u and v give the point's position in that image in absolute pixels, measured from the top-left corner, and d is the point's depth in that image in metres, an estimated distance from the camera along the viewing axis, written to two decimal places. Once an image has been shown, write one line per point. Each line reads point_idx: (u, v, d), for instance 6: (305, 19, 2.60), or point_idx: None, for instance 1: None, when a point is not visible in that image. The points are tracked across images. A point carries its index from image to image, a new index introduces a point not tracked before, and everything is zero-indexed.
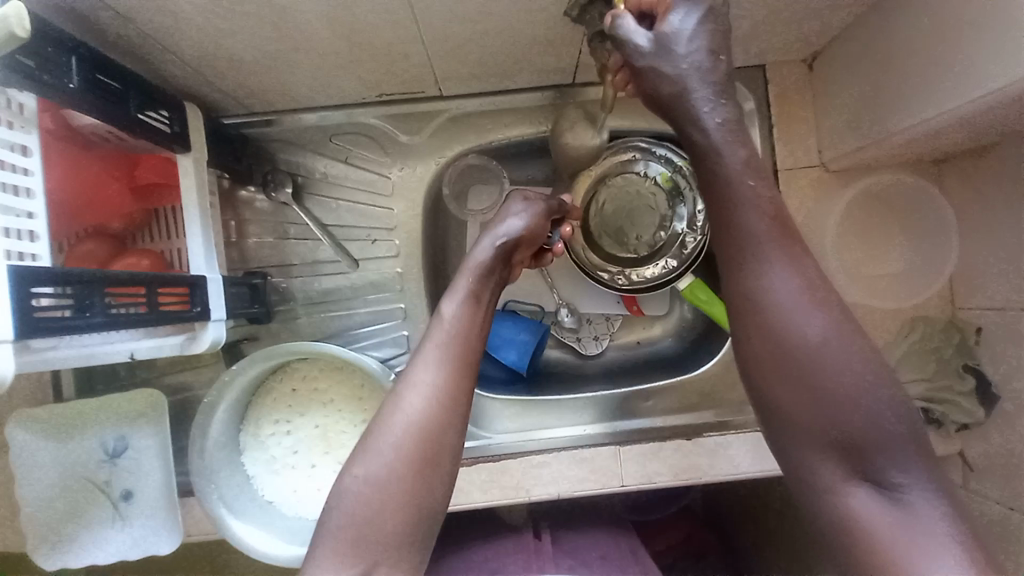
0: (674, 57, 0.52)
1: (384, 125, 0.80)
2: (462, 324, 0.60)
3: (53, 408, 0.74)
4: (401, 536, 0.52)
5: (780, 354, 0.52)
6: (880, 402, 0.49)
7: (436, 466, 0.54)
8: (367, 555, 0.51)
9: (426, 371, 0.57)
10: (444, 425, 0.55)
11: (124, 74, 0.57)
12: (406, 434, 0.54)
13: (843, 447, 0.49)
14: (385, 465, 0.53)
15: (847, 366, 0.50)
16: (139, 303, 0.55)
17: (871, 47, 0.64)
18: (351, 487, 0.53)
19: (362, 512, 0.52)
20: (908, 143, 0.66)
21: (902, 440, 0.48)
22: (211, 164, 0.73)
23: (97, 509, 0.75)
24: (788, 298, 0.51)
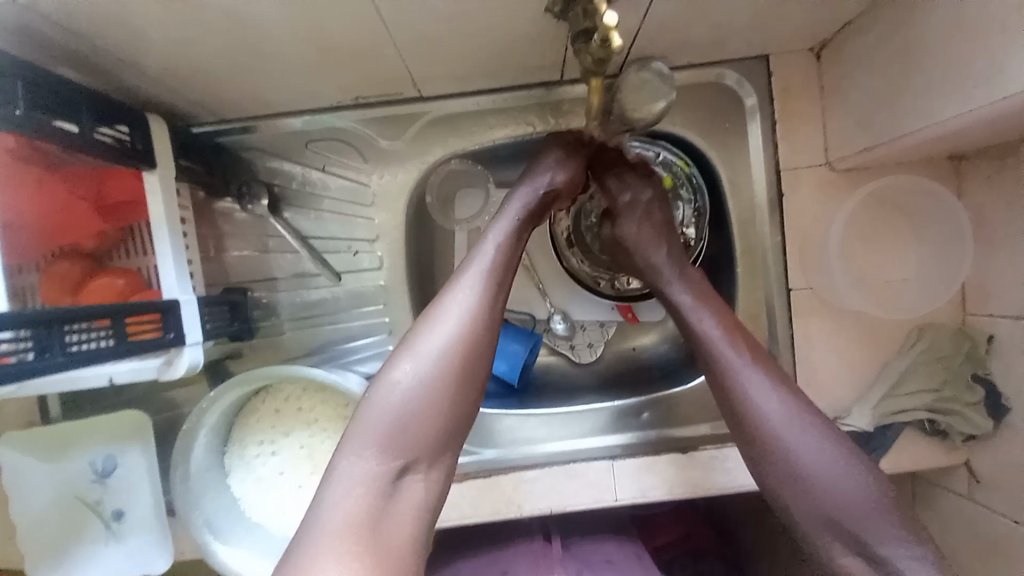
0: (642, 214, 0.72)
1: (362, 129, 0.75)
2: (507, 246, 0.62)
3: (39, 429, 0.73)
4: (441, 430, 0.54)
5: (777, 478, 0.58)
6: (845, 475, 0.56)
7: (478, 372, 0.56)
8: (409, 446, 0.52)
9: (476, 281, 0.59)
10: (489, 333, 0.57)
11: (75, 91, 0.53)
12: (456, 335, 0.56)
13: (836, 520, 0.55)
14: (433, 361, 0.55)
15: (834, 479, 0.56)
16: (105, 335, 0.54)
17: (886, 40, 0.59)
18: (397, 381, 0.54)
19: (410, 403, 0.53)
20: (922, 143, 0.61)
21: (870, 510, 0.55)
22: (180, 176, 0.69)
23: (89, 528, 0.75)
24: (778, 424, 0.58)
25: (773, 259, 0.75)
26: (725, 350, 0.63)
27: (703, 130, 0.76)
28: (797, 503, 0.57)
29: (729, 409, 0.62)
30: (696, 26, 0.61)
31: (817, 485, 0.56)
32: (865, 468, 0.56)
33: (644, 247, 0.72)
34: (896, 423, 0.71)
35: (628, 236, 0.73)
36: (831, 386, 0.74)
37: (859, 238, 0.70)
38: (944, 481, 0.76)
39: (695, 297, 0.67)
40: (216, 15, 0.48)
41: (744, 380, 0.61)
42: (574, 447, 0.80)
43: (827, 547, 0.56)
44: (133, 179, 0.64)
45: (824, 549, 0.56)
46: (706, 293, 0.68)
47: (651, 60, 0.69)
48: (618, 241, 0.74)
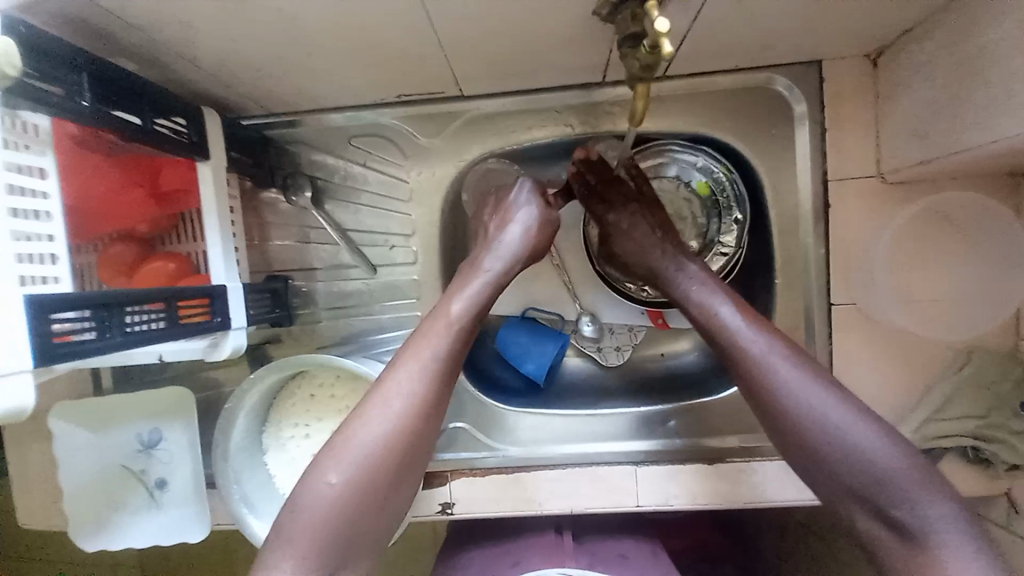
0: (643, 224, 0.72)
1: (403, 126, 0.77)
2: (454, 337, 0.61)
3: (94, 400, 0.78)
4: (365, 537, 0.54)
5: (785, 431, 0.56)
6: (869, 435, 0.53)
7: (405, 478, 0.57)
8: (330, 555, 0.52)
9: (410, 383, 0.57)
10: (416, 440, 0.57)
11: (136, 84, 0.56)
12: (383, 443, 0.55)
13: (851, 482, 0.52)
14: (359, 471, 0.54)
15: (846, 431, 0.53)
16: (158, 317, 0.57)
17: (946, 48, 0.56)
18: (322, 491, 0.53)
19: (334, 514, 0.52)
20: (982, 158, 0.58)
21: (902, 471, 0.51)
22: (230, 166, 0.71)
23: (133, 496, 0.80)
24: (783, 385, 0.56)
25: (813, 271, 0.73)
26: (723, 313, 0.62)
27: (748, 137, 0.74)
28: (810, 459, 0.54)
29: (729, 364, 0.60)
30: (745, 30, 0.59)
31: (844, 437, 0.53)
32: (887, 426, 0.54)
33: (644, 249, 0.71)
34: (936, 448, 0.69)
35: (630, 241, 0.72)
36: (868, 405, 0.71)
37: (908, 254, 0.68)
38: (982, 510, 0.73)
39: (702, 286, 0.65)
40: (268, 13, 0.50)
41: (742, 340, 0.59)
42: (598, 449, 0.80)
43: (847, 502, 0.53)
44: (185, 169, 0.67)
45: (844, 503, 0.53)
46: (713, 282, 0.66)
47: (696, 63, 0.68)
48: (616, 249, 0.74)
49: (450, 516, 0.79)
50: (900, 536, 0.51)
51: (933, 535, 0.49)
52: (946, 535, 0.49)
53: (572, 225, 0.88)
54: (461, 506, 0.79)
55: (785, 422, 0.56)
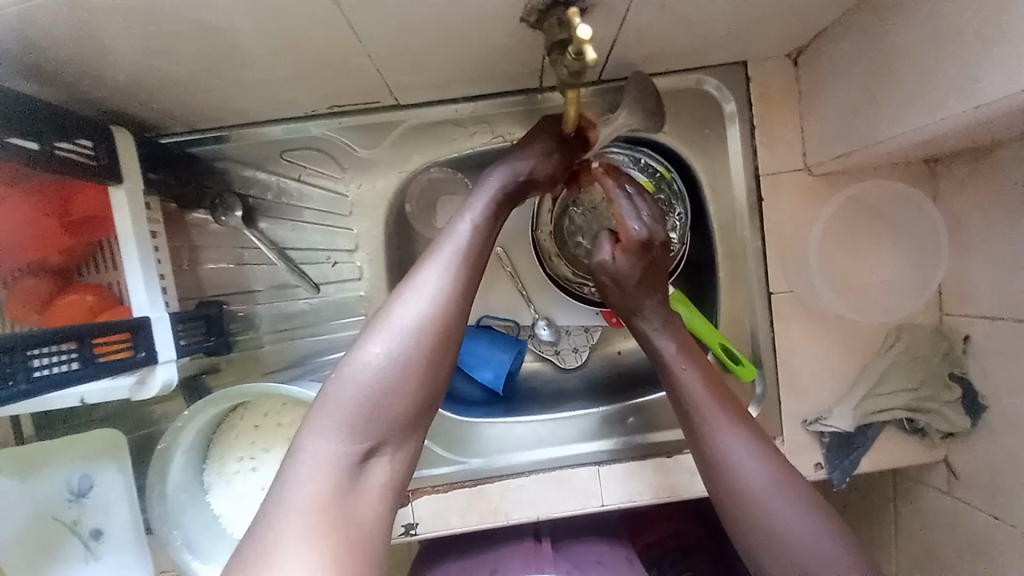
0: (631, 258, 0.66)
1: (339, 138, 0.74)
2: (483, 229, 0.56)
3: (7, 451, 0.71)
4: (410, 414, 0.48)
5: (742, 526, 0.57)
6: (803, 512, 0.55)
7: (447, 358, 0.50)
8: (378, 427, 0.47)
9: (450, 261, 0.53)
10: (460, 318, 0.51)
11: (32, 106, 0.51)
12: (426, 317, 0.50)
13: (790, 559, 0.53)
14: (404, 344, 0.48)
15: (795, 530, 0.54)
16: (73, 358, 0.52)
17: (860, 45, 0.59)
18: (365, 363, 0.47)
19: (378, 387, 0.47)
20: (898, 148, 0.61)
21: (834, 554, 0.52)
22: (149, 189, 0.67)
23: (59, 554, 0.72)
24: (728, 453, 0.59)
25: (755, 263, 0.75)
26: (698, 392, 0.63)
27: (685, 136, 0.76)
28: (759, 553, 0.56)
29: (698, 450, 0.62)
30: (674, 34, 0.60)
31: (776, 508, 0.55)
32: (826, 508, 0.55)
33: (636, 297, 0.68)
34: (876, 422, 0.72)
35: (611, 268, 0.67)
36: (813, 387, 0.74)
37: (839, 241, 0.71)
38: (924, 478, 0.77)
39: (674, 344, 0.67)
40: (180, 26, 0.47)
41: (713, 426, 0.61)
42: (562, 452, 0.79)
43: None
44: (96, 193, 0.61)
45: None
46: (686, 340, 0.67)
47: (630, 67, 0.69)
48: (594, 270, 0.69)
49: (414, 537, 0.77)
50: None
51: None
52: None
53: (521, 231, 0.88)
54: (425, 525, 0.77)
55: (729, 483, 0.58)
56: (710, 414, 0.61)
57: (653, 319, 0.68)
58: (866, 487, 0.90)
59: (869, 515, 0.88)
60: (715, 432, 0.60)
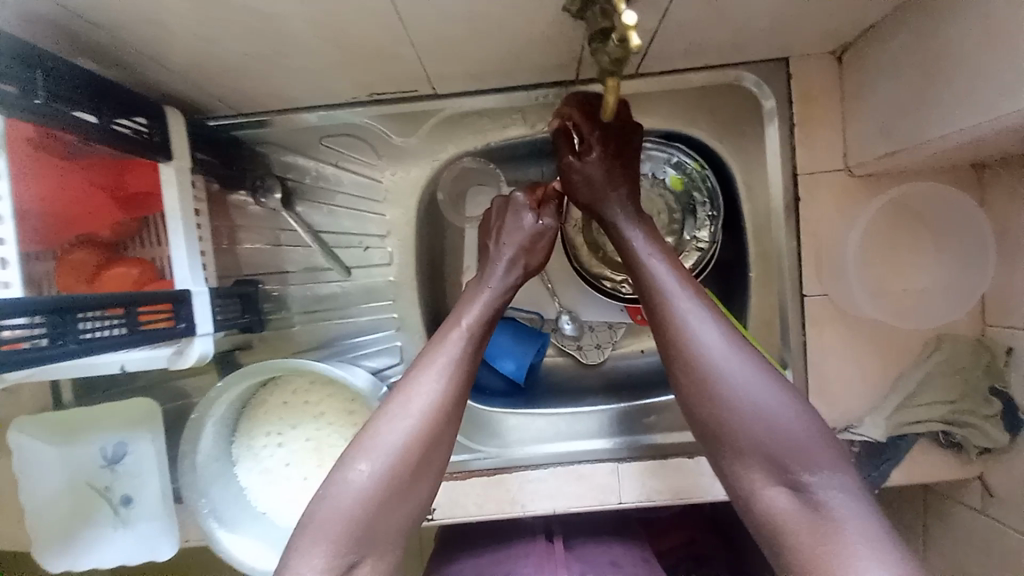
0: (596, 164, 0.67)
1: (376, 126, 0.76)
2: (473, 340, 0.61)
3: (57, 412, 0.75)
4: (390, 528, 0.52)
5: (704, 407, 0.54)
6: (773, 393, 0.53)
7: (424, 475, 0.55)
8: (360, 544, 0.51)
9: (433, 380, 0.57)
10: (443, 434, 0.56)
11: (91, 81, 0.53)
12: (409, 436, 0.54)
13: (759, 443, 0.51)
14: (388, 461, 0.53)
15: (766, 419, 0.52)
16: (118, 323, 0.55)
17: (910, 42, 0.57)
18: (351, 482, 0.52)
19: (362, 506, 0.51)
20: (944, 151, 0.59)
21: (807, 438, 0.51)
22: (195, 168, 0.69)
23: (97, 513, 0.76)
24: (690, 323, 0.56)
25: (787, 266, 0.74)
26: (678, 298, 0.58)
27: (719, 133, 0.75)
28: (727, 447, 0.53)
29: (670, 359, 0.57)
30: (715, 28, 0.60)
31: (746, 387, 0.53)
32: (801, 395, 0.53)
33: (604, 193, 0.67)
34: (910, 434, 0.70)
35: (590, 174, 0.68)
36: (844, 394, 0.72)
37: (878, 245, 0.69)
38: (957, 494, 0.74)
39: (645, 237, 0.64)
40: (235, 9, 0.48)
41: (676, 305, 0.58)
42: (580, 448, 0.79)
43: (755, 487, 0.51)
44: (149, 170, 0.64)
45: (752, 488, 0.52)
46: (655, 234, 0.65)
47: (668, 61, 0.69)
48: (573, 181, 0.69)
49: (432, 522, 0.77)
50: (803, 514, 0.48)
51: (827, 510, 0.48)
52: (845, 513, 0.47)
53: None
54: (442, 511, 0.77)
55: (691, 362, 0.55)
56: (684, 316, 0.57)
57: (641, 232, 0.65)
58: (892, 502, 0.87)
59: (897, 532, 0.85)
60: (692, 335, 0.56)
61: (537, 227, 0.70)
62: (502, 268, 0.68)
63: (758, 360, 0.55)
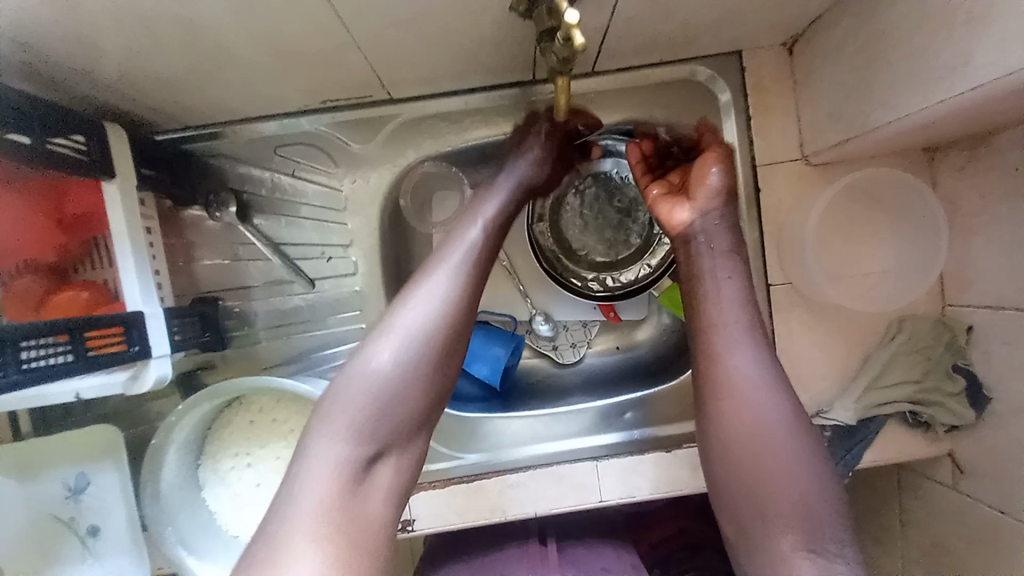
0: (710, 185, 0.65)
1: (332, 134, 0.74)
2: (484, 245, 0.62)
3: (9, 445, 0.71)
4: (411, 417, 0.55)
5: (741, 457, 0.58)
6: (804, 453, 0.57)
7: (446, 368, 0.57)
8: (381, 433, 0.53)
9: (451, 276, 0.58)
10: (459, 329, 0.58)
11: (21, 101, 0.51)
12: (426, 332, 0.56)
13: (789, 500, 0.55)
14: (406, 355, 0.55)
15: (802, 483, 0.55)
16: (62, 350, 0.52)
17: (852, 30, 0.58)
18: (372, 370, 0.54)
19: (384, 395, 0.53)
20: (894, 136, 0.60)
21: (830, 505, 0.54)
22: (140, 184, 0.67)
23: (63, 548, 0.72)
24: (741, 377, 0.59)
25: (752, 257, 0.74)
26: (740, 357, 0.59)
27: (680, 126, 0.75)
28: (760, 493, 0.56)
29: (718, 408, 0.59)
30: (663, 23, 0.60)
31: (782, 446, 0.57)
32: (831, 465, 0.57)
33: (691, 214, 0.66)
34: (878, 416, 0.71)
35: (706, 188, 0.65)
36: (814, 380, 0.73)
37: (837, 231, 0.70)
38: (929, 472, 0.75)
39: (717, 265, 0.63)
40: (167, 20, 0.47)
41: (723, 354, 0.60)
42: (559, 448, 0.79)
43: (780, 543, 0.54)
44: (92, 190, 0.61)
45: (776, 542, 0.54)
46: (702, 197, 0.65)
47: (622, 57, 0.69)
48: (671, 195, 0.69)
49: (411, 534, 0.76)
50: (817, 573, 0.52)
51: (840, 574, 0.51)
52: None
53: (517, 228, 0.87)
54: (422, 521, 0.76)
55: (731, 412, 0.59)
56: (741, 371, 0.59)
57: (694, 262, 0.65)
58: (870, 482, 0.88)
59: (877, 511, 0.86)
60: (746, 388, 0.58)
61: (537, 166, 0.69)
62: (505, 182, 0.67)
63: (803, 422, 0.59)
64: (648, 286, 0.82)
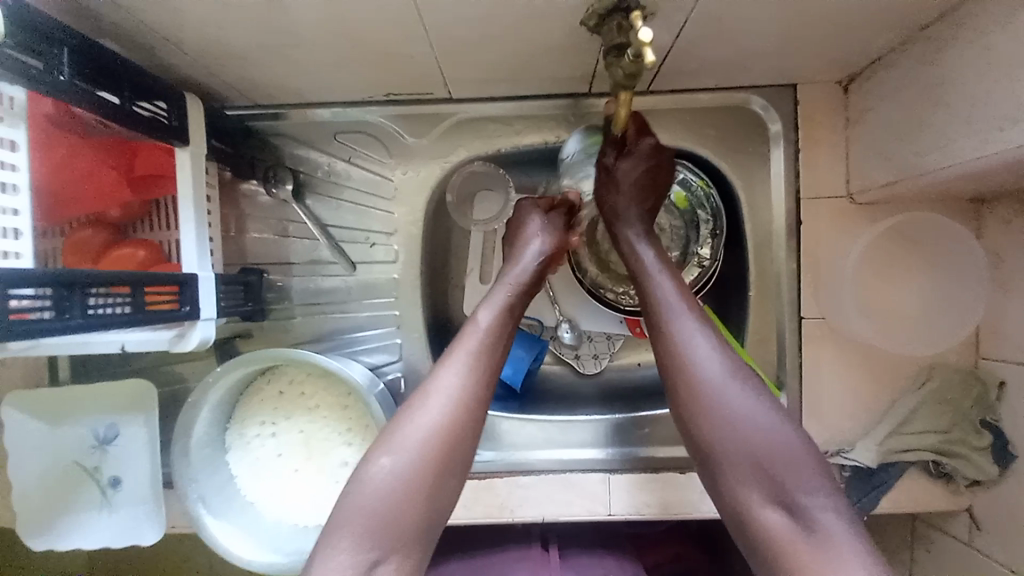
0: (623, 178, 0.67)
1: (390, 125, 0.78)
2: (495, 333, 0.60)
3: (50, 390, 0.75)
4: (415, 520, 0.53)
5: (709, 443, 0.54)
6: (772, 424, 0.53)
7: (455, 466, 0.55)
8: (383, 537, 0.52)
9: (462, 369, 0.58)
10: (467, 434, 0.56)
11: (114, 63, 0.54)
12: (429, 436, 0.55)
13: (758, 469, 0.52)
14: (409, 461, 0.54)
15: (770, 451, 0.52)
16: (123, 301, 0.55)
17: (914, 73, 0.59)
18: (374, 477, 0.53)
19: (385, 501, 0.52)
20: (941, 182, 0.61)
21: (802, 461, 0.52)
22: (210, 156, 0.71)
23: (85, 493, 0.76)
24: (699, 361, 0.56)
25: (785, 287, 0.75)
26: (702, 354, 0.56)
27: (725, 153, 0.76)
28: (724, 470, 0.54)
29: (685, 425, 0.56)
30: (725, 49, 0.61)
31: (746, 429, 0.53)
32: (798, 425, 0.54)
33: (620, 208, 0.67)
34: (899, 461, 0.70)
35: (624, 175, 0.67)
36: (836, 417, 0.73)
37: (877, 271, 0.70)
38: (943, 525, 0.74)
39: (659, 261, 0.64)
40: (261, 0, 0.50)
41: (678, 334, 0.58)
42: (572, 456, 0.79)
43: (749, 503, 0.53)
44: (161, 154, 0.65)
45: (745, 502, 0.53)
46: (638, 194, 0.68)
47: (678, 80, 0.71)
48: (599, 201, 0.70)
49: None
50: (796, 531, 0.50)
51: (818, 526, 0.50)
52: (836, 532, 0.49)
53: None
54: None
55: (692, 405, 0.55)
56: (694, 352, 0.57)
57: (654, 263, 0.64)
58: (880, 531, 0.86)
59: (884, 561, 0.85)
60: (719, 392, 0.55)
61: (552, 238, 0.69)
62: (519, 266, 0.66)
63: (789, 420, 0.54)
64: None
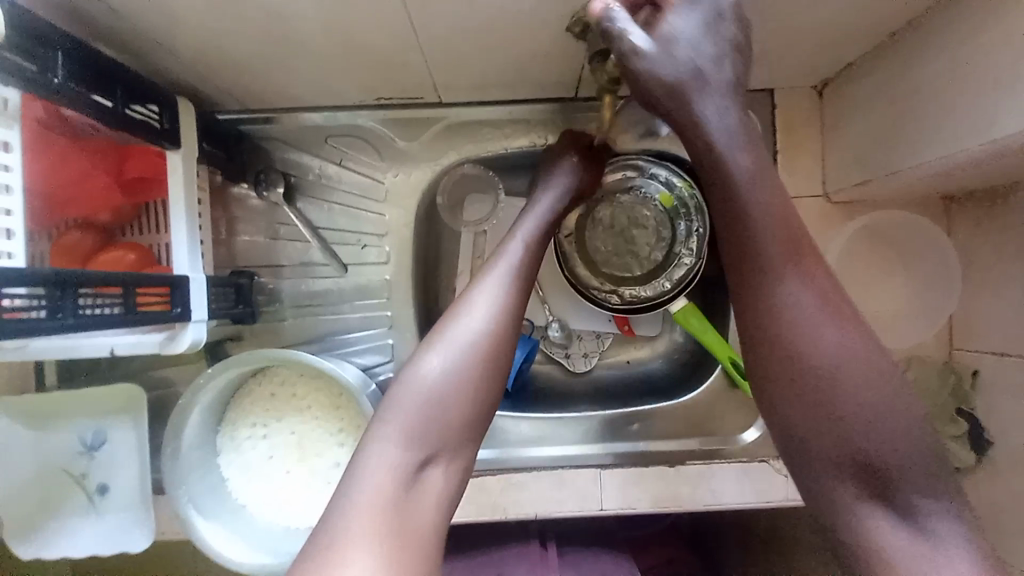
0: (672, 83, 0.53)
1: (382, 129, 0.79)
2: (531, 249, 0.62)
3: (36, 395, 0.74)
4: (463, 418, 0.54)
5: (816, 426, 0.50)
6: (892, 417, 0.48)
7: (500, 364, 0.56)
8: (432, 434, 0.53)
9: (501, 278, 0.59)
10: (508, 339, 0.57)
11: (109, 66, 0.55)
12: (477, 337, 0.56)
13: (869, 462, 0.48)
14: (457, 359, 0.55)
15: (884, 448, 0.48)
16: (116, 301, 0.55)
17: (886, 76, 0.62)
18: (424, 375, 0.54)
19: (435, 397, 0.53)
20: (913, 181, 0.64)
21: (921, 455, 0.48)
22: (200, 157, 0.72)
23: (72, 499, 0.75)
24: (807, 323, 0.50)
25: None
26: (816, 319, 0.50)
27: None
28: (827, 454, 0.49)
29: (797, 398, 0.50)
30: None
31: (867, 416, 0.48)
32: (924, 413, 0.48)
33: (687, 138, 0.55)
34: None
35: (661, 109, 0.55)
36: None
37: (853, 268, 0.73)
38: None
39: (768, 192, 0.53)
40: (257, 8, 0.51)
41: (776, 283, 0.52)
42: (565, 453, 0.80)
43: (846, 497, 0.49)
44: (153, 157, 0.66)
45: (846, 498, 0.49)
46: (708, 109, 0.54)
47: None
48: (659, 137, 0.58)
49: None
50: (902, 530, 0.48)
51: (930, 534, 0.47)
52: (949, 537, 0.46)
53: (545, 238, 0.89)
54: None
55: (799, 382, 0.50)
56: (798, 303, 0.51)
57: (760, 203, 0.53)
58: None
59: None
60: (836, 370, 0.49)
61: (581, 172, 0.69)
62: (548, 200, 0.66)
63: (913, 405, 0.49)
64: (666, 305, 0.82)
